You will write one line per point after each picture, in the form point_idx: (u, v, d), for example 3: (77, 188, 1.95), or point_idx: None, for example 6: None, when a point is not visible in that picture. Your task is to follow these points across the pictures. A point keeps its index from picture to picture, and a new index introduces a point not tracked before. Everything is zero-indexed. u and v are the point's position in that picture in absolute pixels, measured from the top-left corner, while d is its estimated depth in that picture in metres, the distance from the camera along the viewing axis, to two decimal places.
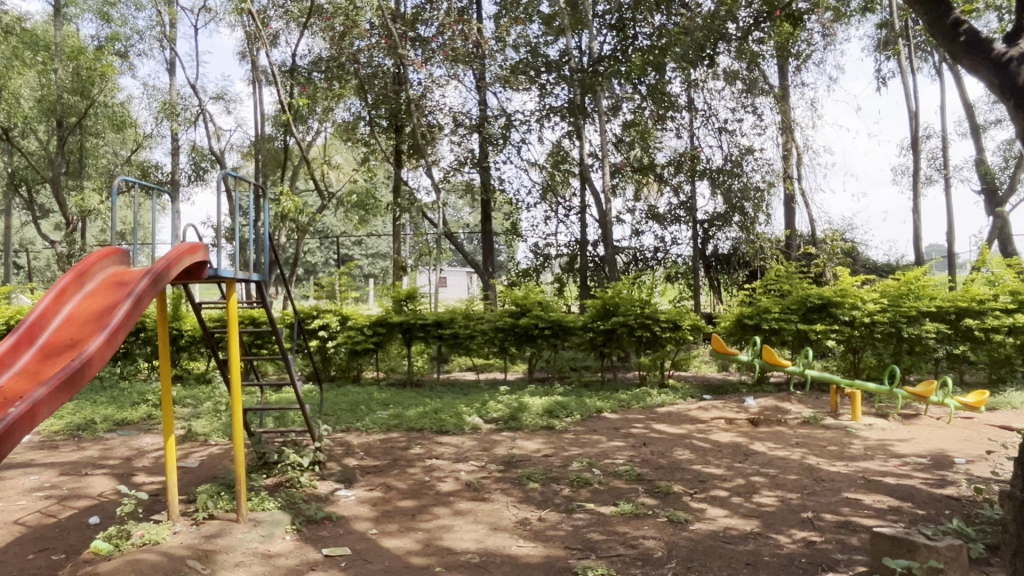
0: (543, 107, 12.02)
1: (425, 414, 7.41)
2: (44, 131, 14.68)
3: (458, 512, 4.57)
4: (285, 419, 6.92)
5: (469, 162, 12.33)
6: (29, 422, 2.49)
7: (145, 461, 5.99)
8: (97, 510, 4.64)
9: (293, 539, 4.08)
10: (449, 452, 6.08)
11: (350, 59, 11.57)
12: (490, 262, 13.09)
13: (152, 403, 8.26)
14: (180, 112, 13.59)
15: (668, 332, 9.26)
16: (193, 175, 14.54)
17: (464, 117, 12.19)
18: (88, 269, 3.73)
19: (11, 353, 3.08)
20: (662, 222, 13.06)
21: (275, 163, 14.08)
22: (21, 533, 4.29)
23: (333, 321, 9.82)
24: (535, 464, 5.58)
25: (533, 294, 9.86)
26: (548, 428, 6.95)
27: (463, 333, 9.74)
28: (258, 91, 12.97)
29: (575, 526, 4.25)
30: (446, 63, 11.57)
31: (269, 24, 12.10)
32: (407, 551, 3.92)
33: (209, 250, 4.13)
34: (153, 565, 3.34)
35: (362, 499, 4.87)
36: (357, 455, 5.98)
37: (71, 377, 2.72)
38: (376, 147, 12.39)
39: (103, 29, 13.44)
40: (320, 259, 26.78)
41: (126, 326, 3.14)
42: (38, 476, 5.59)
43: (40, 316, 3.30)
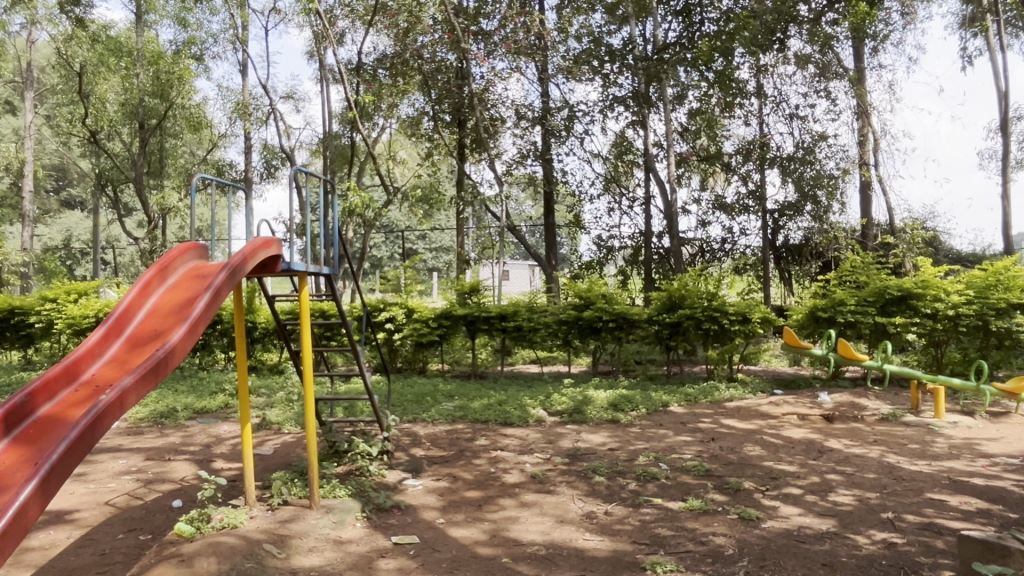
0: (606, 97, 11.89)
1: (490, 406, 7.46)
2: (127, 133, 15.41)
3: (524, 503, 4.58)
4: (354, 409, 7.09)
5: (531, 155, 12.30)
6: (118, 409, 2.62)
7: (222, 447, 6.24)
8: (180, 494, 4.86)
9: (363, 526, 4.17)
10: (514, 444, 6.10)
11: (414, 56, 11.69)
12: (553, 255, 13.04)
13: (228, 392, 8.60)
14: (253, 112, 14.07)
15: (737, 325, 9.03)
16: (265, 173, 15.03)
17: (526, 110, 12.17)
18: (169, 263, 3.89)
19: (101, 343, 3.24)
20: (730, 212, 12.77)
21: (342, 160, 14.42)
22: (111, 514, 4.53)
23: (399, 314, 9.98)
24: (601, 458, 5.54)
25: (598, 286, 9.76)
26: (613, 422, 6.88)
27: (527, 325, 9.78)
28: (326, 90, 13.29)
29: (643, 521, 4.19)
30: (509, 56, 11.62)
31: (336, 23, 12.35)
32: (475, 541, 3.95)
33: (281, 244, 4.23)
34: (232, 547, 3.46)
35: (430, 489, 4.93)
36: (424, 446, 6.06)
37: (156, 366, 2.84)
38: (440, 142, 12.60)
39: (181, 35, 13.95)
40: (385, 252, 27.55)
41: (206, 317, 3.25)
42: (126, 460, 5.89)
43: (127, 308, 3.46)
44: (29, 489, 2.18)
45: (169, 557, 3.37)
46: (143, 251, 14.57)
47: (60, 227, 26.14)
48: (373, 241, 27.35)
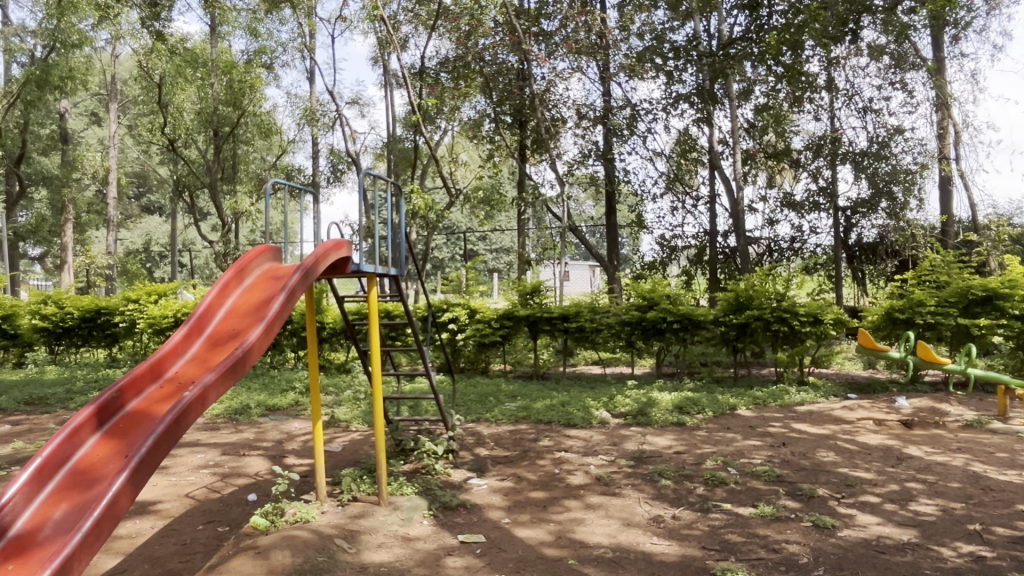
0: (669, 95, 11.74)
1: (553, 407, 7.45)
2: (202, 141, 16.08)
3: (589, 505, 4.55)
4: (419, 409, 7.21)
5: (593, 154, 12.24)
6: (200, 405, 2.73)
7: (293, 444, 6.43)
8: (254, 488, 5.03)
9: (430, 524, 4.23)
10: (578, 446, 6.06)
11: (476, 58, 11.79)
12: (615, 255, 12.93)
13: (298, 390, 8.86)
14: (320, 118, 14.46)
15: (808, 327, 8.78)
16: (331, 177, 15.43)
17: (588, 109, 12.11)
18: (246, 265, 4.03)
19: (183, 343, 3.38)
20: (799, 210, 12.38)
21: (405, 163, 14.67)
22: (191, 506, 4.73)
23: (462, 314, 10.08)
24: (667, 461, 5.45)
25: (662, 287, 9.61)
26: (679, 425, 6.76)
27: (589, 326, 9.73)
28: (390, 94, 13.54)
29: (712, 526, 4.11)
30: (570, 55, 11.62)
31: (399, 29, 12.55)
32: (540, 542, 3.94)
33: (351, 247, 4.32)
34: (306, 540, 3.55)
35: (494, 488, 4.96)
36: (488, 446, 6.10)
37: (235, 364, 2.95)
38: (501, 143, 12.70)
39: (252, 45, 14.44)
40: (447, 254, 28.04)
41: (282, 317, 3.36)
42: (204, 455, 6.13)
43: (207, 308, 3.59)
44: (120, 482, 2.30)
45: (247, 549, 3.49)
46: (217, 254, 15.14)
47: (141, 231, 27.38)
48: (435, 243, 27.84)
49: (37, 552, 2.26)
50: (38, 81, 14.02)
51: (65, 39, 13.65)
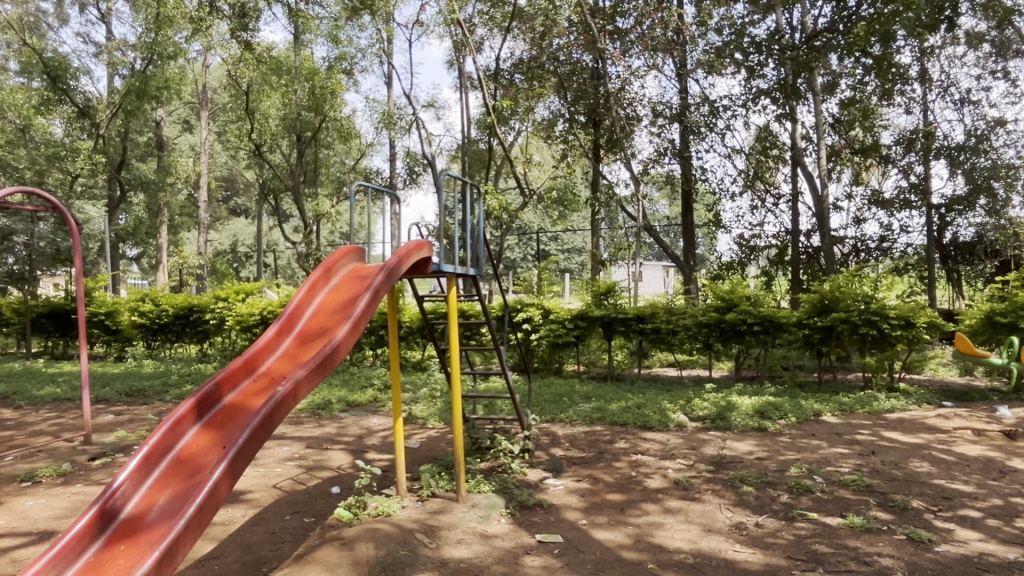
0: (749, 90, 11.40)
1: (629, 409, 7.37)
2: (287, 146, 16.71)
3: (668, 509, 4.48)
4: (494, 408, 7.26)
5: (668, 153, 12.04)
6: (293, 399, 2.84)
7: (373, 439, 6.60)
8: (338, 481, 5.20)
9: (508, 522, 4.26)
10: (655, 449, 5.98)
11: (550, 59, 11.82)
12: (691, 256, 12.67)
13: (377, 387, 9.10)
14: (397, 121, 14.78)
15: (899, 330, 8.37)
16: (407, 179, 15.73)
17: (664, 107, 11.91)
18: (333, 265, 4.17)
19: (275, 339, 3.53)
20: (888, 208, 11.80)
21: (479, 164, 14.82)
22: (278, 496, 4.93)
23: (536, 314, 10.11)
24: (749, 467, 5.30)
25: (741, 288, 9.36)
26: (759, 430, 6.58)
27: (665, 328, 9.55)
28: (465, 97, 13.71)
29: (797, 535, 3.97)
30: (645, 53, 11.46)
31: (475, 32, 12.67)
32: (619, 544, 3.91)
33: (432, 247, 4.41)
34: (388, 534, 3.63)
35: (571, 489, 4.95)
36: (563, 446, 6.09)
37: (324, 360, 3.05)
38: (574, 143, 12.68)
39: (333, 52, 14.88)
40: (519, 254, 28.25)
41: (367, 315, 3.45)
42: (289, 448, 6.37)
43: (297, 306, 3.73)
44: (220, 471, 2.42)
45: (332, 540, 3.60)
46: (299, 254, 15.67)
47: (229, 232, 28.65)
48: (507, 243, 28.09)
49: (145, 534, 2.41)
50: (137, 92, 14.91)
51: (162, 51, 14.47)
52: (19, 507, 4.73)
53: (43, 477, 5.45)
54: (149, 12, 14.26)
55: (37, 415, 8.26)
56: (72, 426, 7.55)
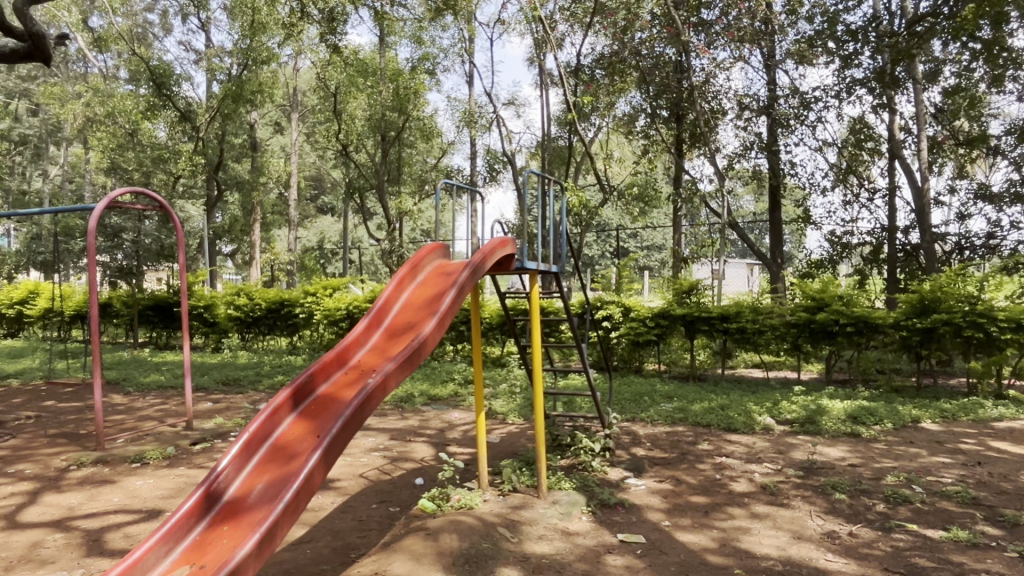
0: (843, 80, 10.92)
1: (712, 410, 7.21)
2: (372, 146, 17.19)
3: (755, 515, 4.35)
4: (573, 406, 7.24)
5: (755, 147, 11.68)
6: (382, 391, 2.93)
7: (455, 433, 6.72)
8: (421, 472, 5.32)
9: (589, 520, 4.24)
10: (740, 452, 5.82)
11: (632, 52, 11.64)
12: (779, 253, 12.24)
13: (457, 382, 9.25)
14: (478, 120, 14.96)
15: (1008, 334, 7.82)
16: (488, 176, 15.88)
17: (751, 100, 11.56)
18: (419, 262, 4.26)
19: (365, 333, 3.64)
20: (997, 203, 11.04)
21: (559, 161, 14.81)
22: (365, 485, 5.09)
23: (616, 313, 9.99)
24: (841, 474, 5.08)
25: (833, 287, 8.96)
26: (852, 436, 6.29)
27: (751, 328, 9.26)
28: (545, 93, 13.73)
29: (895, 547, 3.78)
30: (731, 44, 11.15)
31: (556, 28, 12.64)
32: (703, 548, 3.83)
33: (515, 244, 4.44)
34: (471, 527, 3.68)
35: (653, 489, 4.88)
36: (645, 446, 6.02)
37: (412, 354, 3.14)
38: (656, 139, 12.48)
39: (417, 52, 15.18)
40: (597, 250, 28.12)
41: (453, 311, 3.51)
42: (375, 438, 6.57)
43: (385, 302, 3.83)
44: (315, 458, 2.53)
45: (417, 530, 3.68)
46: (384, 251, 16.05)
47: (317, 229, 29.74)
48: (586, 240, 27.98)
49: (246, 517, 2.54)
50: (234, 96, 15.68)
51: (256, 56, 15.16)
52: (130, 487, 5.07)
53: (151, 459, 5.83)
54: (245, 19, 14.97)
55: (145, 400, 8.84)
56: (175, 412, 8.04)
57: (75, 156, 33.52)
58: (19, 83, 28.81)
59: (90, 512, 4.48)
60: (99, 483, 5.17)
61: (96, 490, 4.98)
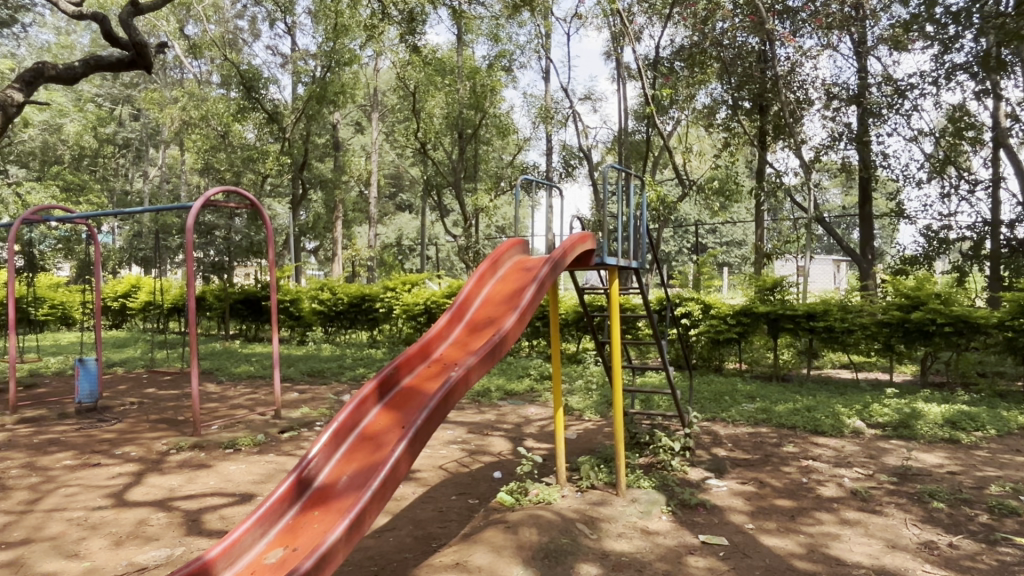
0: (942, 65, 10.30)
1: (797, 411, 6.95)
2: (449, 144, 17.41)
3: (845, 521, 4.18)
4: (651, 404, 7.15)
5: (844, 138, 11.20)
6: (465, 384, 2.98)
7: (532, 428, 6.74)
8: (499, 466, 5.37)
9: (669, 520, 4.18)
10: (828, 455, 5.60)
11: (713, 43, 11.28)
12: (870, 249, 11.65)
13: (533, 377, 9.28)
14: (554, 115, 14.93)
15: None
16: (564, 172, 15.83)
17: (840, 89, 11.09)
18: (499, 257, 4.30)
19: (447, 327, 3.69)
20: None
21: (637, 155, 14.61)
22: (444, 477, 5.18)
23: (695, 309, 9.76)
24: (939, 482, 4.81)
25: (929, 285, 8.51)
26: (951, 442, 5.95)
27: (839, 327, 8.87)
28: (623, 87, 13.57)
29: (1000, 561, 3.56)
30: (819, 32, 10.72)
31: (634, 21, 12.47)
32: (790, 553, 3.71)
33: (596, 239, 4.42)
34: (550, 522, 3.69)
35: (735, 491, 4.76)
36: (727, 446, 5.88)
37: (494, 348, 3.17)
38: (738, 131, 12.21)
39: (493, 49, 15.28)
40: (675, 246, 27.65)
41: (533, 305, 3.52)
42: (453, 431, 6.67)
43: (467, 296, 3.88)
44: (401, 448, 2.59)
45: (497, 523, 3.71)
46: (460, 246, 16.20)
47: (395, 226, 30.42)
48: (664, 236, 27.53)
49: (336, 502, 2.63)
50: (318, 97, 16.17)
51: (339, 58, 15.62)
52: (224, 471, 5.34)
53: (243, 445, 6.11)
54: (328, 22, 15.42)
55: (236, 390, 9.28)
56: (264, 401, 8.41)
57: (173, 158, 35.51)
58: (124, 90, 30.71)
59: (189, 494, 4.75)
60: (196, 467, 5.47)
61: (194, 473, 5.28)
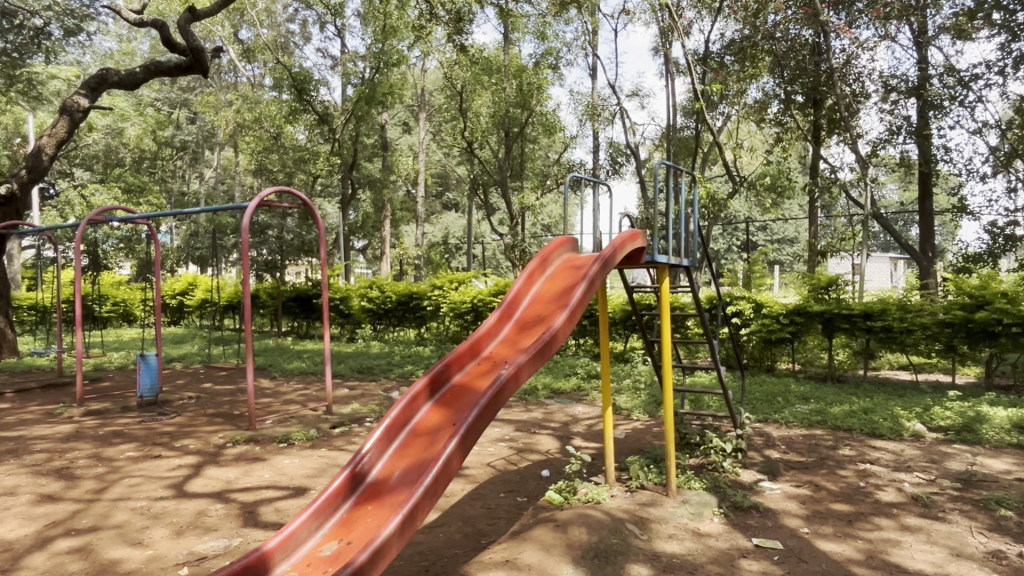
0: (1009, 54, 9.86)
1: (854, 413, 6.76)
2: (495, 142, 17.44)
3: (906, 527, 4.05)
4: (701, 404, 7.04)
5: (903, 131, 10.83)
6: (515, 382, 2.99)
7: (579, 427, 6.71)
8: (548, 464, 5.37)
9: (721, 522, 4.11)
10: (887, 459, 5.43)
11: (766, 36, 11.04)
12: (930, 246, 11.24)
13: (581, 376, 9.24)
14: (601, 112, 14.81)
15: None
16: (610, 169, 15.68)
17: (898, 81, 10.74)
18: (549, 255, 4.29)
19: (496, 325, 3.70)
20: None
21: (685, 152, 14.38)
22: (493, 474, 5.20)
23: (747, 308, 9.56)
24: (1006, 488, 4.62)
25: (995, 284, 8.16)
26: (1018, 447, 5.70)
27: (898, 326, 8.60)
28: (671, 83, 13.38)
29: None
30: (876, 22, 10.39)
31: (683, 15, 12.27)
32: (848, 558, 3.61)
33: (647, 237, 4.37)
34: (600, 521, 3.67)
35: (790, 494, 4.65)
36: (780, 448, 5.75)
37: (544, 346, 3.17)
38: (790, 126, 11.97)
39: (540, 47, 15.24)
40: (725, 244, 27.16)
41: (583, 304, 3.51)
42: (501, 429, 6.69)
43: (516, 295, 3.89)
44: (452, 445, 2.61)
45: (547, 521, 3.70)
46: (507, 245, 16.21)
47: (442, 225, 30.67)
48: (713, 234, 27.09)
49: (389, 498, 2.66)
50: (367, 98, 16.37)
51: (388, 59, 15.81)
52: (279, 465, 5.48)
53: (296, 440, 6.25)
54: (377, 24, 15.61)
55: (289, 386, 9.50)
56: (316, 397, 8.58)
57: (227, 159, 36.47)
58: (181, 94, 31.64)
59: (245, 486, 4.88)
60: (252, 460, 5.62)
61: (250, 466, 5.42)
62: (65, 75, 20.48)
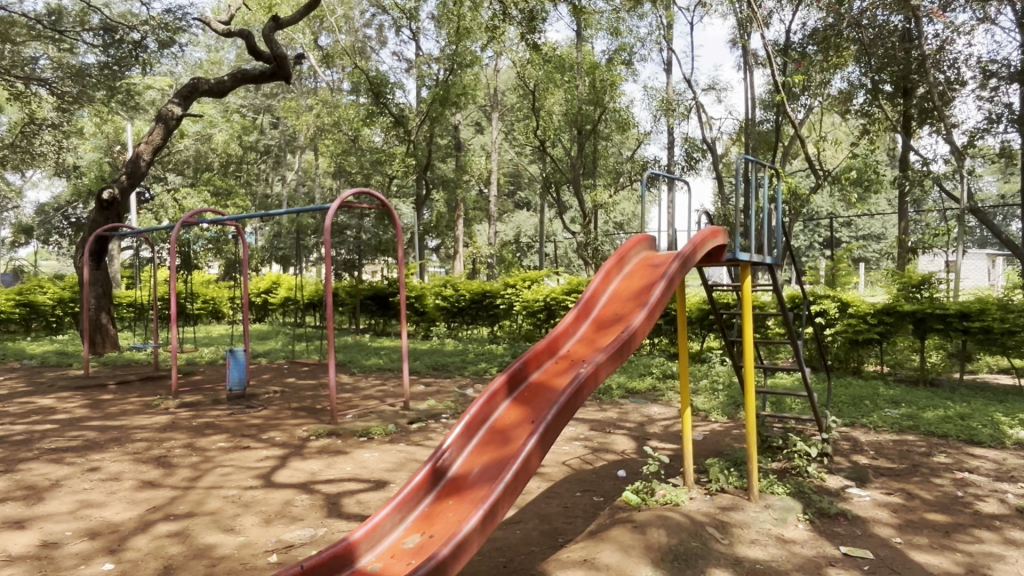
0: None
1: (948, 419, 6.41)
2: (568, 140, 17.39)
3: (1010, 540, 3.81)
4: (783, 406, 6.82)
5: (1003, 119, 10.17)
6: (593, 380, 2.98)
7: (655, 427, 6.62)
8: (624, 465, 5.32)
9: (806, 528, 3.97)
10: (987, 468, 5.12)
11: (851, 23, 10.56)
12: None
13: (656, 376, 9.11)
14: (676, 107, 14.55)
15: None
16: (686, 165, 15.36)
17: (999, 66, 10.08)
18: (626, 254, 4.25)
19: (573, 324, 3.69)
20: None
21: (765, 146, 13.94)
22: (568, 473, 5.20)
23: (831, 308, 9.18)
24: None
25: None
26: None
27: (998, 328, 8.08)
28: (750, 76, 13.00)
29: None
30: (974, 4, 9.78)
31: (763, 5, 11.90)
32: (945, 571, 3.43)
33: (728, 234, 4.27)
34: (680, 524, 3.61)
35: (880, 502, 4.45)
36: (868, 454, 5.51)
37: (622, 345, 3.15)
38: (878, 116, 11.43)
39: (613, 44, 15.08)
40: (807, 240, 26.22)
41: (662, 302, 3.46)
42: (576, 428, 6.67)
43: (593, 293, 3.86)
44: (532, 442, 2.63)
45: (624, 522, 3.67)
46: (579, 243, 16.13)
47: (514, 224, 30.83)
48: (793, 230, 26.22)
49: (469, 493, 2.70)
50: (441, 99, 16.60)
51: (462, 60, 15.98)
52: (360, 458, 5.64)
53: (376, 434, 6.41)
54: (451, 26, 15.84)
55: (367, 381, 9.76)
56: (393, 393, 8.78)
57: (308, 162, 37.76)
58: (264, 100, 32.92)
59: (329, 478, 5.05)
60: (334, 453, 5.81)
61: (333, 459, 5.61)
62: (159, 85, 21.64)
